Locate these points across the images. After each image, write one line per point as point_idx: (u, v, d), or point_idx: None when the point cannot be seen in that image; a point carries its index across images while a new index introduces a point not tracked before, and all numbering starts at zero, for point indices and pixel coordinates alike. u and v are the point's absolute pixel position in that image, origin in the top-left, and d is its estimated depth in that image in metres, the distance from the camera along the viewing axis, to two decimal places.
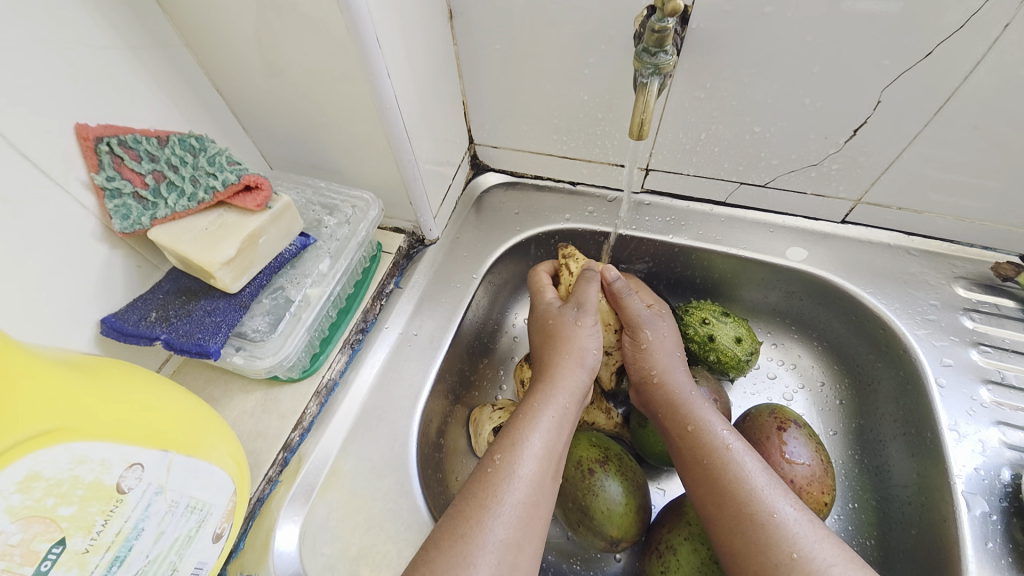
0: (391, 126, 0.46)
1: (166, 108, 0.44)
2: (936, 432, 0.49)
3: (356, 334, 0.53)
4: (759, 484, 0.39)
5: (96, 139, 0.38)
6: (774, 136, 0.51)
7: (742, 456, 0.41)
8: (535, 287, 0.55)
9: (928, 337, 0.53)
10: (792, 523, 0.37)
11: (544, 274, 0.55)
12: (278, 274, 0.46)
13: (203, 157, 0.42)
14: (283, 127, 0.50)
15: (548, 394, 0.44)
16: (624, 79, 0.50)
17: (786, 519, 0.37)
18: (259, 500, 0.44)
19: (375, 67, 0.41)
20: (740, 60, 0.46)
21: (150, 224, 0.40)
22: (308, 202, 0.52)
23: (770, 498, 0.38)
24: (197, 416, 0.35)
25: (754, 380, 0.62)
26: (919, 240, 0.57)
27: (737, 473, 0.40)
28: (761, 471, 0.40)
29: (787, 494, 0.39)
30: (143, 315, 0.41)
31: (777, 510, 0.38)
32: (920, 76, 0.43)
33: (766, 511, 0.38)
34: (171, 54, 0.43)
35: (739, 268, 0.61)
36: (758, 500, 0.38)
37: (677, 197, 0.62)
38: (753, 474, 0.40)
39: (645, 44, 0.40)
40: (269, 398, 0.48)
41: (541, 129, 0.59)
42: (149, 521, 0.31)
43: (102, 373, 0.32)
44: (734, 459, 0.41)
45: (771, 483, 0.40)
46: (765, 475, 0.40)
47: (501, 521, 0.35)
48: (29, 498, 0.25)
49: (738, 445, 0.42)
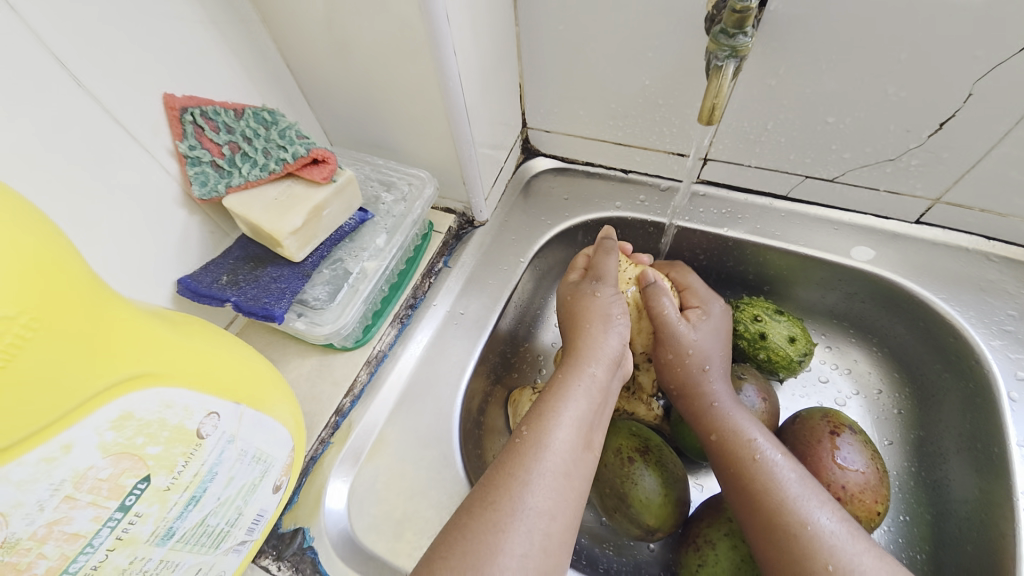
0: (452, 105, 0.46)
1: (241, 83, 0.46)
2: (1003, 448, 0.46)
3: (405, 309, 0.55)
4: (790, 495, 0.38)
5: (181, 109, 0.40)
6: (847, 128, 0.49)
7: (771, 466, 0.40)
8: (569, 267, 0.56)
9: (1004, 350, 0.49)
10: (828, 534, 0.36)
11: (581, 259, 0.55)
12: (337, 247, 0.47)
13: (274, 131, 0.44)
14: (347, 105, 0.52)
15: (575, 364, 0.44)
16: (689, 64, 0.48)
17: (819, 531, 0.36)
18: (313, 459, 0.47)
19: (442, 45, 0.41)
20: (816, 45, 0.44)
21: (225, 191, 0.42)
22: (367, 178, 0.54)
23: (804, 510, 0.37)
24: (263, 374, 0.38)
25: (804, 383, 0.60)
26: (1001, 246, 0.53)
27: (766, 482, 0.39)
28: (794, 482, 0.39)
29: (824, 503, 0.38)
30: (215, 278, 0.44)
31: (810, 523, 0.37)
32: (1019, 67, 0.40)
33: (796, 522, 0.37)
34: (247, 29, 0.45)
35: (796, 265, 0.59)
36: (789, 510, 0.38)
37: (734, 189, 0.60)
38: (784, 484, 0.39)
39: (724, 24, 0.38)
40: (323, 364, 0.51)
41: (597, 114, 0.58)
42: (221, 466, 0.33)
43: (184, 327, 0.34)
44: (763, 468, 0.40)
45: (805, 492, 0.38)
46: (799, 484, 0.39)
47: (530, 489, 0.36)
48: (121, 436, 0.27)
49: (770, 454, 0.41)
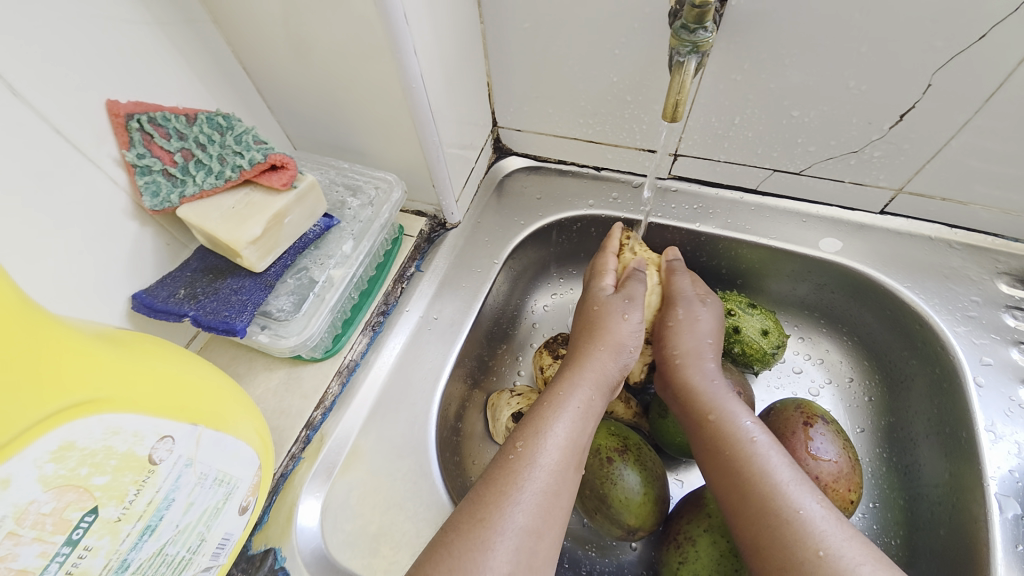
0: (416, 106, 0.45)
1: (194, 86, 0.44)
2: (971, 432, 0.48)
3: (377, 316, 0.53)
4: (783, 479, 0.38)
5: (127, 115, 0.38)
6: (812, 121, 0.49)
7: (765, 451, 0.40)
8: (596, 271, 0.53)
9: (967, 335, 0.51)
10: (820, 519, 0.36)
11: (608, 258, 0.53)
12: (302, 255, 0.46)
13: (229, 136, 0.42)
14: (309, 107, 0.50)
15: (574, 383, 0.43)
16: (655, 61, 0.48)
17: (812, 515, 0.36)
18: (283, 476, 0.45)
19: (403, 44, 0.40)
20: (779, 39, 0.44)
21: (179, 202, 0.40)
22: (331, 182, 0.52)
23: (796, 495, 0.37)
24: (223, 391, 0.36)
25: (778, 373, 0.61)
26: (961, 233, 0.55)
27: (760, 466, 0.39)
28: (787, 467, 0.39)
29: (813, 490, 0.38)
30: (172, 292, 0.42)
31: (803, 507, 0.37)
32: (972, 60, 0.40)
33: (789, 506, 0.37)
34: (198, 30, 0.43)
35: (768, 259, 0.59)
36: (782, 494, 0.37)
37: (706, 184, 0.60)
38: (778, 468, 0.39)
39: (684, 20, 0.38)
40: (292, 376, 0.49)
41: (567, 112, 0.57)
42: (179, 491, 0.31)
43: (133, 346, 0.32)
44: (757, 452, 0.40)
45: (796, 478, 0.39)
46: (790, 470, 0.39)
47: (519, 507, 0.35)
48: (63, 468, 0.26)
49: (764, 439, 0.41)
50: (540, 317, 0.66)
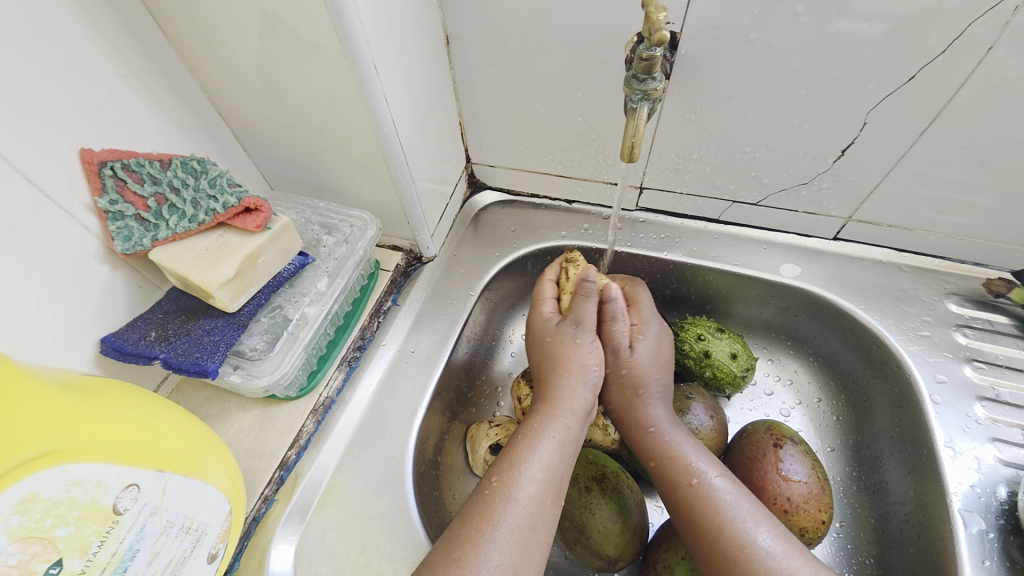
0: (389, 148, 0.47)
1: (171, 133, 0.45)
2: (931, 449, 0.49)
3: (353, 351, 0.54)
4: (727, 519, 0.38)
5: (100, 163, 0.39)
6: (764, 156, 0.53)
7: (708, 491, 0.40)
8: (536, 300, 0.53)
9: (921, 354, 0.53)
10: (766, 555, 0.36)
11: (547, 286, 0.54)
12: (276, 294, 0.46)
13: (204, 180, 0.43)
14: (284, 150, 0.52)
15: (548, 416, 0.43)
16: (617, 102, 0.51)
17: (758, 552, 0.36)
18: (255, 520, 0.44)
19: (372, 92, 0.42)
20: (728, 82, 0.47)
21: (151, 245, 0.41)
22: (307, 222, 0.53)
23: (741, 533, 0.38)
24: (192, 436, 0.36)
25: (750, 396, 0.62)
26: (910, 256, 0.58)
27: (703, 508, 0.40)
28: (728, 506, 0.39)
29: (758, 526, 0.38)
30: (143, 335, 0.42)
31: (749, 543, 0.37)
32: (904, 98, 0.44)
33: (735, 544, 0.37)
34: (174, 79, 0.44)
35: (733, 284, 0.62)
36: (728, 533, 0.38)
37: (672, 215, 0.63)
38: (723, 506, 0.39)
39: (634, 70, 0.41)
40: (266, 416, 0.49)
41: (537, 149, 0.60)
42: (144, 541, 0.31)
43: (99, 394, 0.32)
44: (700, 494, 0.40)
45: (739, 516, 0.39)
46: (733, 509, 0.39)
47: (495, 545, 0.35)
48: (27, 519, 0.25)
49: (705, 478, 0.41)
50: (518, 346, 0.67)
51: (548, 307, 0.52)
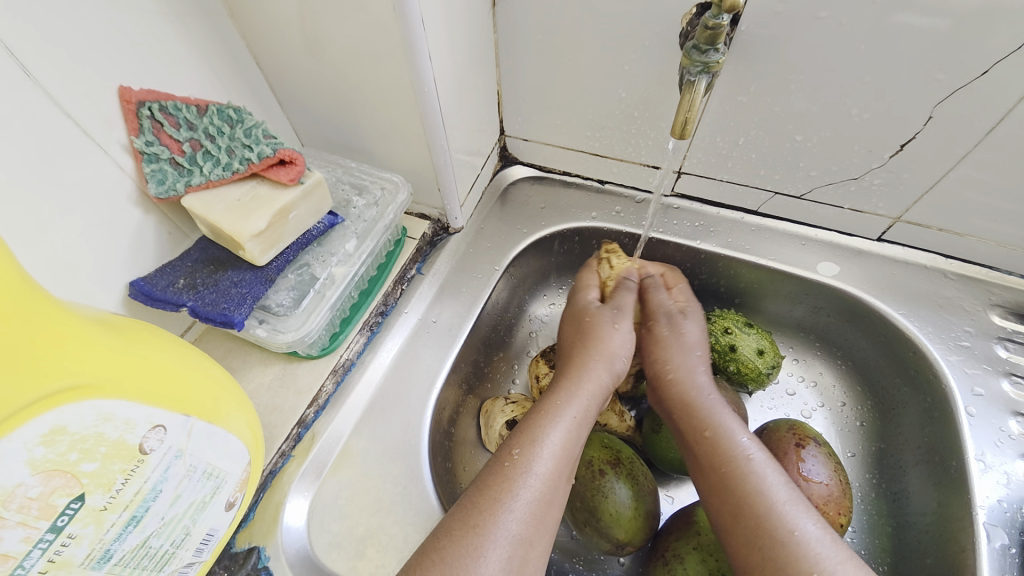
0: (427, 110, 0.45)
1: (207, 79, 0.44)
2: (960, 461, 0.48)
3: (375, 316, 0.53)
4: (780, 499, 0.38)
5: (138, 102, 0.38)
6: (814, 146, 0.50)
7: (762, 469, 0.40)
8: (580, 285, 0.54)
9: (960, 364, 0.51)
10: (815, 542, 0.35)
11: (591, 275, 0.54)
12: (304, 251, 0.46)
13: (240, 129, 0.42)
14: (319, 107, 0.50)
15: (570, 393, 0.43)
16: (665, 78, 0.49)
17: (807, 537, 0.36)
18: (271, 474, 0.44)
19: (416, 48, 0.40)
20: (786, 65, 0.45)
21: (184, 191, 0.40)
22: (337, 181, 0.52)
23: (793, 515, 0.37)
24: (217, 384, 0.35)
25: (772, 395, 0.61)
26: (957, 263, 0.55)
27: (756, 485, 0.39)
28: (783, 486, 0.39)
29: (810, 512, 0.37)
30: (171, 281, 0.41)
31: (798, 529, 0.36)
32: (976, 93, 0.41)
33: (783, 527, 0.36)
34: (214, 22, 0.43)
35: (766, 279, 0.60)
36: (777, 516, 0.37)
37: (708, 203, 0.61)
38: (775, 487, 0.38)
39: (696, 40, 0.39)
40: (288, 372, 0.49)
41: (575, 124, 0.58)
42: (167, 483, 0.31)
43: (131, 333, 0.32)
44: (754, 470, 0.39)
45: (792, 498, 0.38)
46: (788, 490, 0.39)
47: (513, 515, 0.35)
48: (52, 452, 0.25)
49: (760, 456, 0.40)
50: (537, 325, 0.66)
51: (591, 291, 0.53)
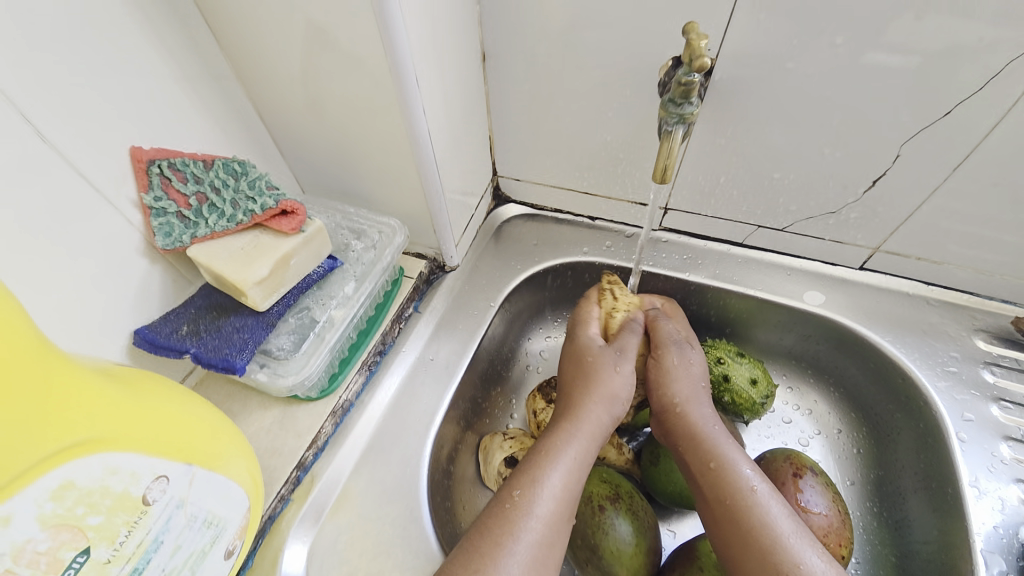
0: (423, 158, 0.48)
1: (214, 134, 0.46)
2: (956, 488, 0.48)
3: (374, 355, 0.54)
4: (785, 532, 0.38)
5: (149, 161, 0.40)
6: (791, 183, 0.53)
7: (767, 501, 0.40)
8: (580, 319, 0.53)
9: (948, 390, 0.52)
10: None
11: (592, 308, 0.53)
12: (304, 295, 0.47)
13: (244, 181, 0.44)
14: (320, 156, 0.53)
15: (570, 432, 0.43)
16: (648, 123, 0.52)
17: (813, 571, 0.36)
18: (270, 519, 0.44)
19: (412, 103, 0.43)
20: (759, 109, 0.48)
21: (190, 242, 0.42)
22: (337, 226, 0.54)
23: (797, 548, 0.37)
24: (217, 431, 0.36)
25: (768, 423, 0.62)
26: (938, 290, 0.57)
27: (761, 517, 0.39)
28: (787, 518, 0.39)
29: (814, 544, 0.38)
30: (174, 328, 0.43)
31: (804, 562, 0.36)
32: (937, 132, 0.44)
33: (787, 561, 0.37)
34: (222, 83, 0.46)
35: (755, 309, 0.62)
36: (782, 550, 0.37)
37: (695, 236, 0.63)
38: (779, 520, 0.39)
39: (672, 95, 0.42)
40: (287, 416, 0.49)
41: (564, 165, 0.61)
42: (168, 534, 0.31)
43: (135, 384, 0.33)
44: (758, 503, 0.40)
45: (797, 530, 0.38)
46: (792, 522, 0.39)
47: (515, 559, 0.35)
48: (61, 506, 0.26)
49: (764, 487, 0.41)
50: (534, 360, 0.67)
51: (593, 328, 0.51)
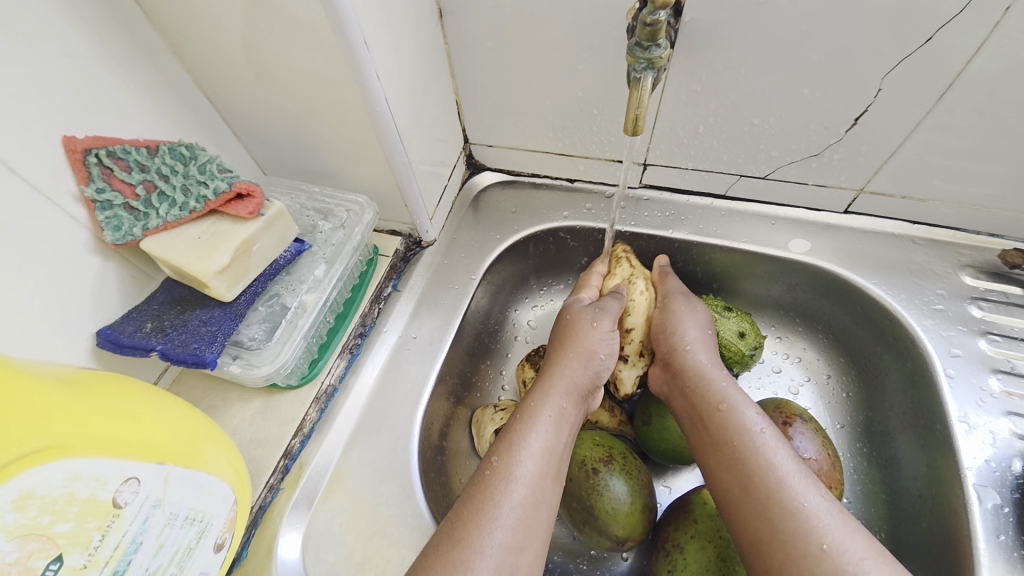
0: (383, 128, 0.45)
1: (156, 120, 0.43)
2: (945, 424, 0.49)
3: (355, 338, 0.53)
4: (789, 471, 0.38)
5: (84, 151, 0.37)
6: (773, 127, 0.50)
7: (772, 442, 0.40)
8: (577, 286, 0.55)
9: (935, 328, 0.52)
10: (821, 513, 0.35)
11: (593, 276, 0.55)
12: (273, 281, 0.45)
13: (193, 166, 0.42)
14: (276, 134, 0.50)
15: (544, 394, 0.43)
16: (619, 74, 0.49)
17: (815, 508, 0.36)
18: (262, 509, 0.44)
19: (364, 68, 0.40)
20: (734, 51, 0.45)
21: (143, 235, 0.40)
22: (302, 207, 0.52)
23: (800, 487, 0.37)
24: (191, 428, 0.35)
25: (758, 374, 0.62)
26: (924, 228, 0.56)
27: (767, 458, 0.39)
28: (792, 459, 0.39)
29: (817, 485, 0.37)
30: (138, 326, 0.41)
31: (807, 500, 0.36)
32: (921, 62, 0.42)
33: (790, 497, 0.36)
34: (157, 61, 0.43)
35: (741, 262, 0.61)
36: (787, 488, 0.37)
37: (677, 191, 0.61)
38: (784, 461, 0.38)
39: (637, 37, 0.39)
40: (269, 405, 0.48)
41: (537, 126, 0.58)
42: (147, 534, 0.31)
43: (95, 387, 0.32)
44: (765, 444, 0.40)
45: (801, 471, 0.38)
46: (796, 463, 0.39)
47: (498, 523, 0.35)
48: (25, 516, 0.25)
49: (770, 430, 0.41)
50: (521, 329, 0.66)
51: (585, 293, 0.54)
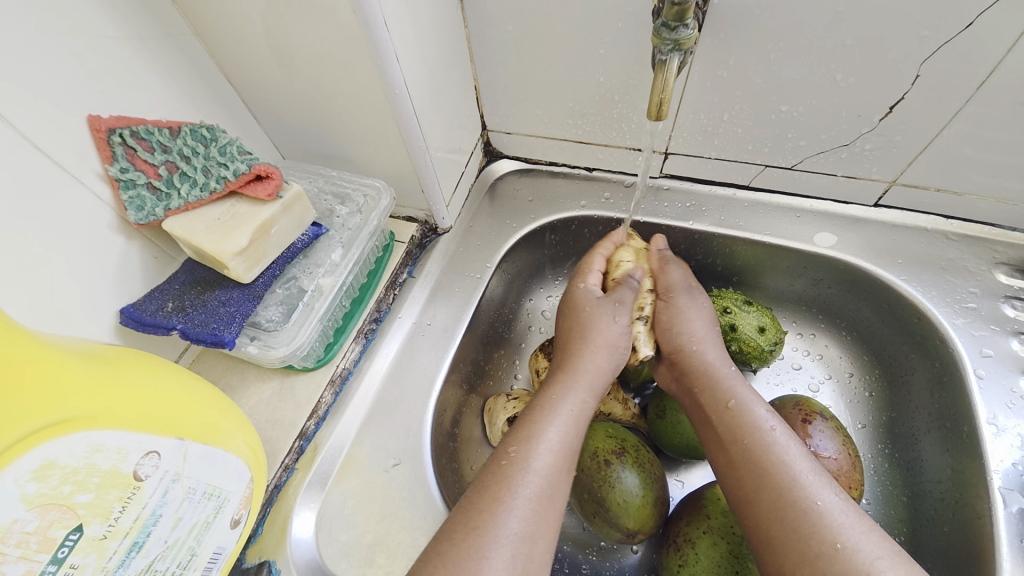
0: (400, 112, 0.45)
1: (178, 101, 0.44)
2: (973, 426, 0.47)
3: (370, 323, 0.53)
4: (802, 470, 0.37)
5: (109, 130, 0.38)
6: (801, 115, 0.49)
7: (785, 440, 0.39)
8: (580, 270, 0.53)
9: (966, 327, 0.50)
10: (836, 511, 0.34)
11: (596, 259, 0.53)
12: (291, 264, 0.46)
13: (214, 148, 0.42)
14: (296, 117, 0.50)
15: (567, 386, 0.43)
16: (641, 59, 0.48)
17: (829, 505, 0.35)
18: (277, 488, 0.45)
19: (383, 51, 0.40)
20: (763, 37, 0.43)
21: (165, 215, 0.40)
22: (320, 191, 0.52)
23: (814, 485, 0.36)
24: (211, 405, 0.35)
25: (777, 370, 0.60)
26: (958, 223, 0.54)
27: (779, 456, 0.38)
28: (805, 458, 0.38)
29: (831, 483, 0.36)
30: (160, 305, 0.42)
31: (820, 498, 0.35)
32: (962, 48, 0.40)
33: (800, 495, 0.35)
34: (181, 43, 0.43)
35: (763, 255, 0.59)
36: (800, 485, 0.36)
37: (698, 181, 0.60)
38: (797, 459, 0.38)
39: (664, 18, 0.38)
40: (285, 387, 0.49)
41: (556, 113, 0.57)
42: (166, 507, 0.31)
43: (117, 362, 0.32)
44: (778, 441, 0.39)
45: (814, 469, 0.37)
46: (808, 461, 0.38)
47: (514, 513, 0.35)
48: (45, 486, 0.26)
49: (782, 428, 0.40)
50: (534, 319, 0.65)
51: (592, 279, 0.51)
